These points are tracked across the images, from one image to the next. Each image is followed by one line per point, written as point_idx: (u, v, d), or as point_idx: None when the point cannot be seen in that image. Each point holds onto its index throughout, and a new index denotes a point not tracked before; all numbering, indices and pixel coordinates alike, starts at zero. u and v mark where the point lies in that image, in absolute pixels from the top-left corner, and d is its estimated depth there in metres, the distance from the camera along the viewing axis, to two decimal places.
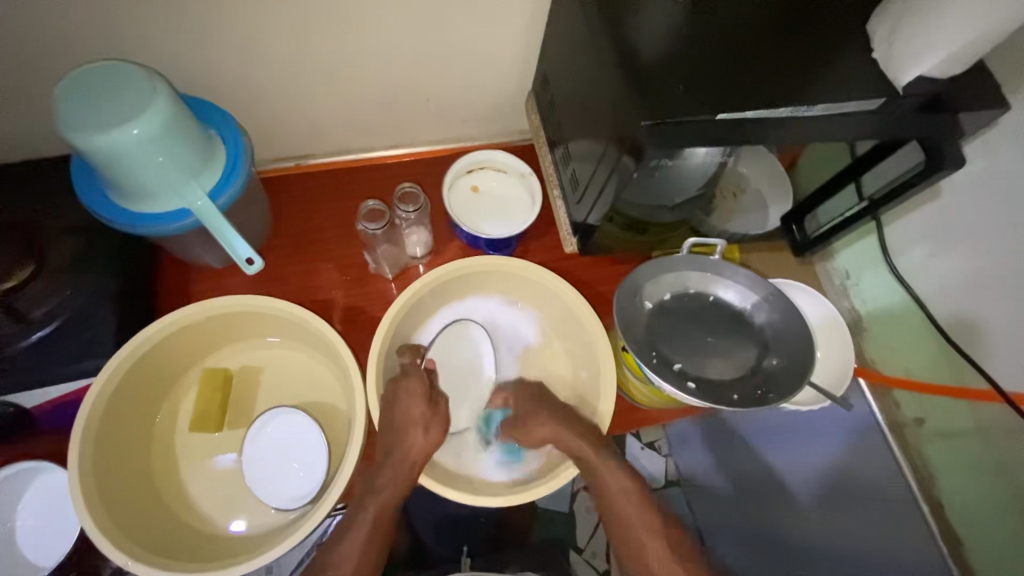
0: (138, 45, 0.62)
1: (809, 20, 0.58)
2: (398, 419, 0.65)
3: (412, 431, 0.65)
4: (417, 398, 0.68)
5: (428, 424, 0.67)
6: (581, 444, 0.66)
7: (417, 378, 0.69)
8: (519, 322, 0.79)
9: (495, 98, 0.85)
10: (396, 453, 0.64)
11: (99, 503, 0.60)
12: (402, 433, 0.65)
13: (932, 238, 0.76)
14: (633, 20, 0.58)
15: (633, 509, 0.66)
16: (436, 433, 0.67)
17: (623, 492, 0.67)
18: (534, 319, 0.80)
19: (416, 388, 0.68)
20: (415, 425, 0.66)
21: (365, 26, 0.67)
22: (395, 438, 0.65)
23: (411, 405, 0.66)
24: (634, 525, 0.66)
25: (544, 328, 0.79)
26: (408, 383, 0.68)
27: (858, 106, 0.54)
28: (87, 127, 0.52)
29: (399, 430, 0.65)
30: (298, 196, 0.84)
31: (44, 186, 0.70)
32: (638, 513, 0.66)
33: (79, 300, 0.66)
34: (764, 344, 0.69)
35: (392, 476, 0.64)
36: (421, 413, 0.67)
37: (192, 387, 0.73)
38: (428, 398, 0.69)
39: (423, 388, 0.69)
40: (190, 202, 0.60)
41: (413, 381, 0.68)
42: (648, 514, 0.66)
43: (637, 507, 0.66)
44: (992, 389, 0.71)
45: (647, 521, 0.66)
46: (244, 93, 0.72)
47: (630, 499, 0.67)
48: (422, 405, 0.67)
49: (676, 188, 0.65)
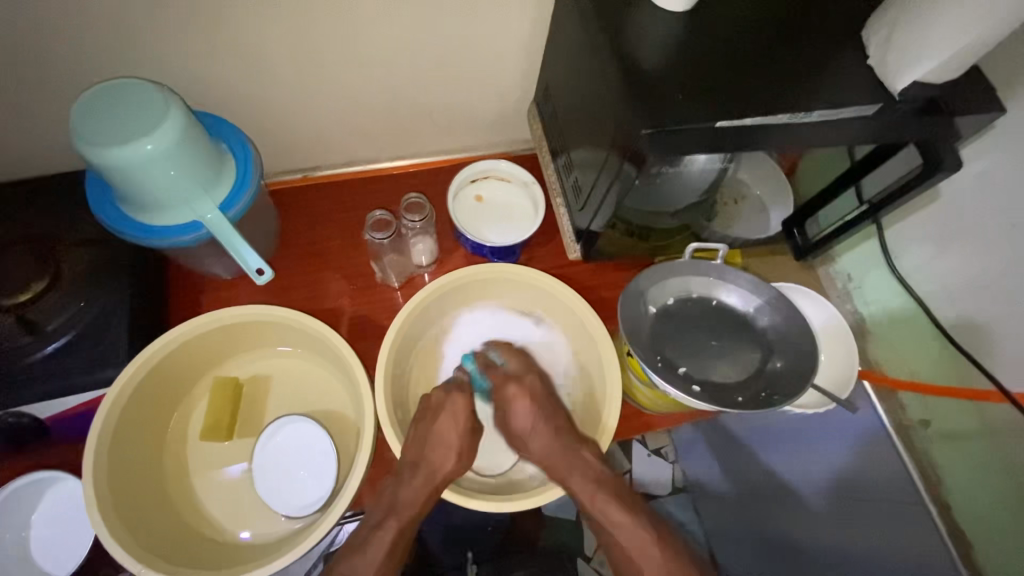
0: (148, 61, 0.64)
1: (804, 27, 0.59)
2: (434, 434, 0.67)
3: (443, 454, 0.66)
4: (461, 420, 0.69)
5: (453, 447, 0.67)
6: (568, 469, 0.66)
7: (465, 397, 0.70)
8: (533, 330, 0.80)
9: (498, 108, 0.86)
10: (420, 468, 0.65)
11: (111, 510, 0.61)
12: (436, 448, 0.66)
13: (933, 240, 0.76)
14: (632, 30, 0.59)
15: (632, 544, 0.64)
16: (459, 461, 0.68)
17: (617, 522, 0.65)
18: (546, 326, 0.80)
19: (462, 405, 0.69)
20: (449, 448, 0.67)
21: (369, 39, 0.68)
22: (426, 455, 0.65)
23: (452, 419, 0.68)
24: (632, 556, 0.64)
25: (556, 335, 0.80)
26: (454, 398, 0.70)
27: (852, 112, 0.55)
28: (103, 143, 0.53)
29: (432, 446, 0.66)
30: (305, 207, 0.86)
31: (59, 200, 0.71)
32: (636, 545, 0.64)
33: (92, 311, 0.67)
34: (768, 347, 0.69)
35: (408, 482, 0.65)
36: (458, 434, 0.68)
37: (203, 396, 0.74)
38: (469, 422, 0.69)
39: (467, 409, 0.70)
40: (201, 214, 0.62)
41: (460, 398, 0.70)
42: (645, 547, 0.64)
43: (633, 537, 0.64)
44: (996, 389, 0.71)
45: (643, 554, 0.64)
46: (252, 106, 0.74)
47: (625, 531, 0.65)
48: (462, 428, 0.69)
49: (678, 194, 0.66)
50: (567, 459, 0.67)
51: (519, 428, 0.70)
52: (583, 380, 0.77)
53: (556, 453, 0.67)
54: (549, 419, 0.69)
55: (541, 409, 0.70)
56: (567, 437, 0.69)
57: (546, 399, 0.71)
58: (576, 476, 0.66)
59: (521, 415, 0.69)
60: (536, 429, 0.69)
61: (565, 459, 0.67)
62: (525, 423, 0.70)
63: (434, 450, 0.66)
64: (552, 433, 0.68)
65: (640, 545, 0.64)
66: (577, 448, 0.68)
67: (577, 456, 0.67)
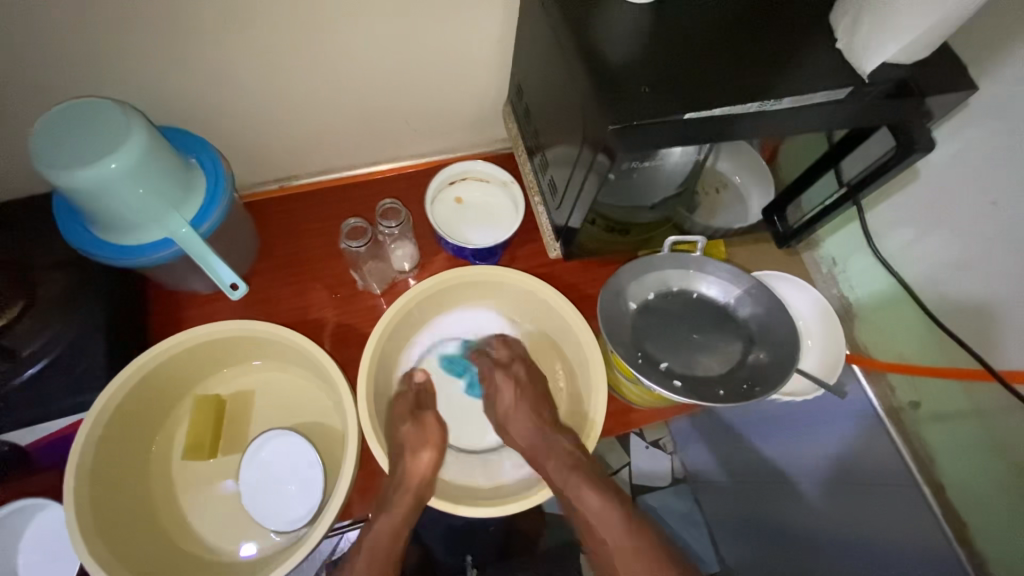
0: (110, 78, 0.63)
1: (771, 14, 0.59)
2: (398, 441, 0.67)
3: (412, 454, 0.66)
4: (403, 423, 0.69)
5: (417, 446, 0.67)
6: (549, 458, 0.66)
7: (404, 404, 0.71)
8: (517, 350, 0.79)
9: (474, 108, 0.86)
10: (400, 484, 0.64)
11: (95, 536, 0.60)
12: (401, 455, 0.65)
13: (914, 220, 0.76)
14: (599, 25, 0.58)
15: (612, 535, 0.63)
16: (434, 451, 0.67)
17: (595, 513, 0.64)
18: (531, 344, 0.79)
19: (402, 413, 0.70)
20: (412, 448, 0.66)
21: (334, 43, 0.67)
22: (396, 467, 0.64)
23: (405, 430, 0.68)
24: (602, 538, 0.63)
25: (544, 355, 0.79)
26: (399, 412, 0.70)
27: (824, 96, 0.55)
28: (64, 165, 0.53)
29: (398, 451, 0.66)
30: (283, 217, 0.85)
31: (31, 223, 0.71)
32: (609, 527, 0.63)
33: (69, 334, 0.66)
34: (749, 337, 0.69)
35: (393, 502, 0.64)
36: (416, 441, 0.67)
37: (187, 416, 0.74)
38: (413, 417, 0.69)
39: (407, 411, 0.70)
40: (173, 231, 0.61)
41: (399, 407, 0.71)
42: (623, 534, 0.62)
43: (608, 522, 0.63)
44: (984, 368, 0.70)
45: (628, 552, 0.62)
46: (222, 119, 0.73)
47: (602, 519, 0.63)
48: (408, 423, 0.69)
49: (654, 188, 0.66)
50: (546, 444, 0.67)
51: (502, 413, 0.71)
52: (569, 394, 0.76)
53: (538, 440, 0.68)
54: (531, 399, 0.71)
55: (524, 391, 0.71)
56: (546, 423, 0.69)
57: (531, 384, 0.72)
58: (556, 463, 0.66)
59: (508, 395, 0.71)
60: (518, 411, 0.70)
61: (544, 446, 0.67)
62: (507, 406, 0.71)
63: (408, 456, 0.65)
64: (537, 416, 0.69)
65: (617, 537, 0.62)
66: (556, 436, 0.68)
67: (560, 445, 0.67)
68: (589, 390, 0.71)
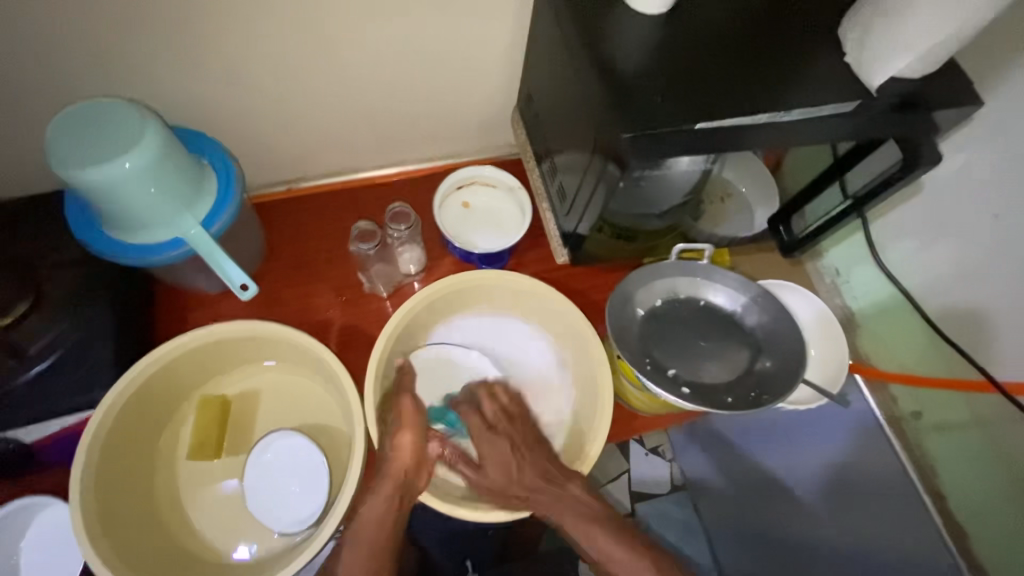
0: (124, 77, 0.63)
1: (780, 26, 0.60)
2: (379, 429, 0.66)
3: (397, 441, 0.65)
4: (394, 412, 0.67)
5: (397, 428, 0.66)
6: (557, 503, 0.65)
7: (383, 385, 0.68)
8: (524, 351, 0.79)
9: (481, 113, 0.86)
10: (386, 471, 0.64)
11: (101, 535, 0.60)
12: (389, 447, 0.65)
13: (916, 232, 0.77)
14: (611, 34, 0.59)
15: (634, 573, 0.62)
16: (414, 435, 0.66)
17: (611, 553, 0.63)
18: (538, 348, 0.79)
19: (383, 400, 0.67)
20: (399, 437, 0.65)
21: (349, 49, 0.68)
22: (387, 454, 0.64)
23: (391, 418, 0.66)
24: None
25: (550, 360, 0.79)
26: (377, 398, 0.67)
27: (831, 110, 0.56)
28: (80, 164, 0.53)
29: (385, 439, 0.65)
30: (289, 218, 0.85)
31: (39, 221, 0.71)
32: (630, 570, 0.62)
33: (76, 332, 0.66)
34: (756, 346, 0.70)
35: (377, 495, 0.64)
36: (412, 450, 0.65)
37: (191, 416, 0.74)
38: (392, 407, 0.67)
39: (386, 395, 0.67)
40: (184, 231, 0.61)
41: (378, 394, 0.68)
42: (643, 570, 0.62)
43: (629, 561, 0.62)
44: (986, 380, 0.71)
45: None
46: (233, 120, 0.73)
47: (620, 556, 0.63)
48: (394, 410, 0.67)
49: (663, 197, 0.67)
50: (553, 493, 0.65)
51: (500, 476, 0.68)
52: (576, 398, 0.76)
53: (543, 490, 0.66)
54: (527, 455, 0.68)
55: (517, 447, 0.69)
56: (550, 470, 0.67)
57: (525, 441, 0.70)
58: (567, 507, 0.65)
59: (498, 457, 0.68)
60: (518, 470, 0.67)
61: (551, 497, 0.66)
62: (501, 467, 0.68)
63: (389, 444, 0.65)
64: (538, 465, 0.67)
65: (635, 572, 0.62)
66: (564, 483, 0.66)
67: (570, 486, 0.66)
68: (592, 381, 0.72)
